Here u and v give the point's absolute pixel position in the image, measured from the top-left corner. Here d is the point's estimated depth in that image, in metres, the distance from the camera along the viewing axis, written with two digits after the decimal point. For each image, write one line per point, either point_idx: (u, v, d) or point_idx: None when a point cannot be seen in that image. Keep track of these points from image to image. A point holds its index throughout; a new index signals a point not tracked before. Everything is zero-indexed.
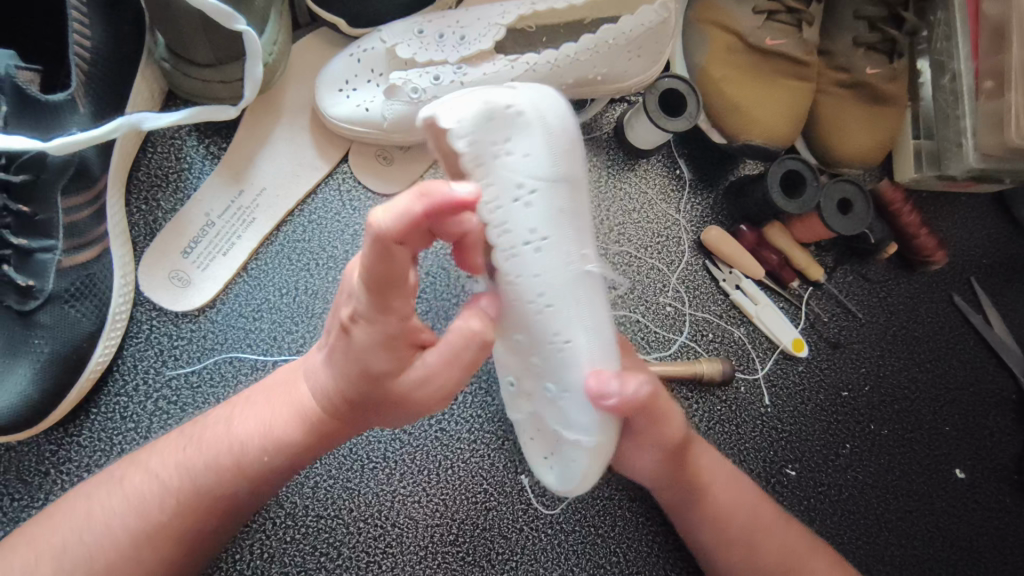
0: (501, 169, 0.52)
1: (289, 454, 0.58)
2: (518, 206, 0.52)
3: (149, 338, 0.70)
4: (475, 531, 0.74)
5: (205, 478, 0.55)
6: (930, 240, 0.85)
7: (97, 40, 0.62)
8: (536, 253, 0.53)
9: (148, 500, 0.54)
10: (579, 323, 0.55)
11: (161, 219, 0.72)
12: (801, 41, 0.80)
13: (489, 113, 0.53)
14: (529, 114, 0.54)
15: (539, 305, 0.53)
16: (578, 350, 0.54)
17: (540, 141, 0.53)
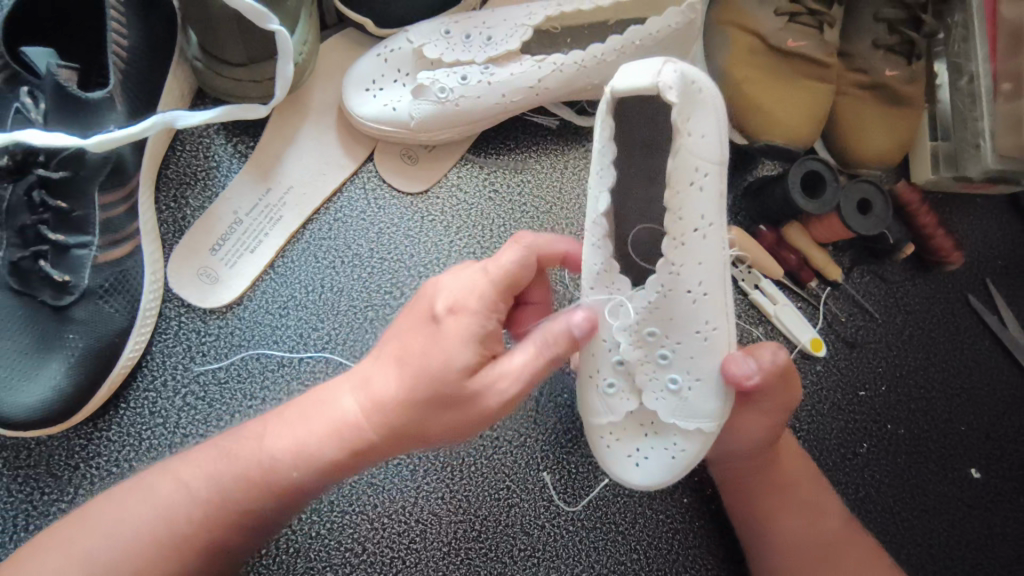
0: (687, 150, 0.55)
1: (315, 473, 0.55)
2: (707, 196, 0.57)
3: (177, 334, 0.70)
4: (498, 527, 0.74)
5: (232, 489, 0.55)
6: (946, 241, 0.85)
7: (134, 39, 0.63)
8: (703, 240, 0.57)
9: (175, 506, 0.55)
10: (720, 312, 0.60)
11: (190, 216, 0.73)
12: (822, 43, 0.81)
13: (683, 89, 0.54)
14: (699, 90, 0.56)
15: (693, 295, 0.58)
16: (721, 336, 0.60)
17: (708, 119, 0.56)
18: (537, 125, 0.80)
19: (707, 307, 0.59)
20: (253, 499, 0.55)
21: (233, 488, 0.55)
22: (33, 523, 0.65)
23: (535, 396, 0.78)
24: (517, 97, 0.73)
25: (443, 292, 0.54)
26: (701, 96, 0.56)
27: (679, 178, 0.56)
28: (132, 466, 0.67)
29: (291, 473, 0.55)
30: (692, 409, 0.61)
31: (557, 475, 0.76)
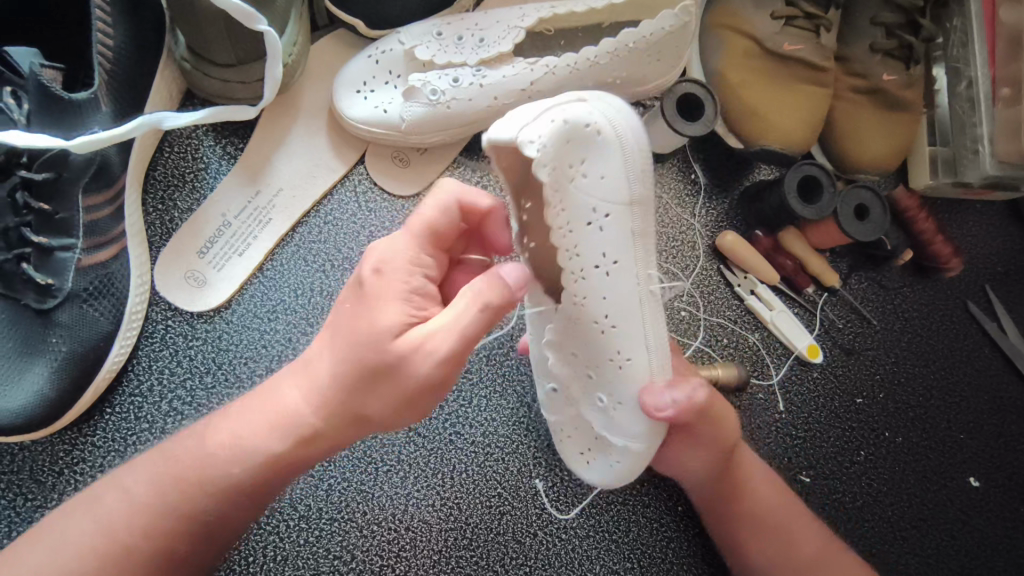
0: (573, 188, 0.54)
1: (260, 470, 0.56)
2: (608, 233, 0.55)
3: (164, 338, 0.69)
4: (489, 535, 0.73)
5: (171, 492, 0.56)
6: (945, 248, 0.84)
7: (120, 40, 0.62)
8: (605, 276, 0.56)
9: (116, 518, 0.55)
10: (640, 342, 0.58)
11: (178, 218, 0.72)
12: (818, 47, 0.80)
13: (564, 133, 0.52)
14: (570, 126, 0.53)
15: (600, 326, 0.57)
16: (637, 368, 0.58)
17: (613, 155, 0.53)
18: None
19: (620, 337, 0.57)
20: (199, 506, 0.56)
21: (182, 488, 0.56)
22: (15, 530, 0.64)
23: (528, 402, 0.77)
24: (509, 100, 0.72)
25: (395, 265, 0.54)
26: (591, 134, 0.53)
27: (571, 216, 0.54)
28: None
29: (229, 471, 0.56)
30: (620, 429, 0.60)
31: (549, 482, 0.75)
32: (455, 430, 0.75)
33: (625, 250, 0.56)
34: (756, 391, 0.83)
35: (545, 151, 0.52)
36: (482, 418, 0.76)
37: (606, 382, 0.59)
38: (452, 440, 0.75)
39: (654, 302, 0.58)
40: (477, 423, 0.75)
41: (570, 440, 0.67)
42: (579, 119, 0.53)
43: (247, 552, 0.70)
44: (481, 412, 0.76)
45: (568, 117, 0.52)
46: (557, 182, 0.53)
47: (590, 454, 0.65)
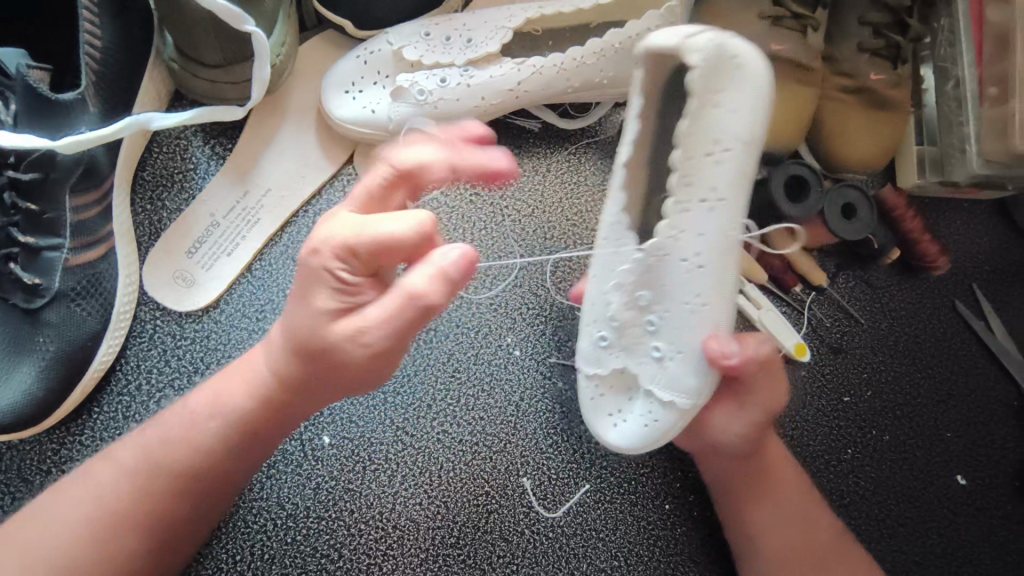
0: (710, 122, 0.58)
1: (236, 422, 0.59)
2: (733, 164, 0.59)
3: (152, 337, 0.70)
4: (476, 533, 0.74)
5: (160, 454, 0.58)
6: (932, 246, 0.85)
7: (108, 40, 0.62)
8: (708, 211, 0.59)
9: (104, 484, 0.58)
10: (706, 284, 0.60)
11: (166, 218, 0.72)
12: (805, 47, 0.80)
13: (716, 58, 0.57)
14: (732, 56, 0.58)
15: (688, 264, 0.60)
16: (708, 313, 0.61)
17: (730, 90, 0.58)
18: (519, 127, 0.80)
19: (709, 281, 0.60)
20: (178, 466, 0.58)
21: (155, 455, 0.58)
22: None
23: (515, 400, 0.77)
24: (497, 99, 0.72)
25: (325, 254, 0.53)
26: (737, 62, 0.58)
27: (696, 148, 0.59)
28: None
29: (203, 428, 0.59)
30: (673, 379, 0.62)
31: (536, 480, 0.75)
32: (443, 428, 0.76)
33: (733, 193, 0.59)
34: None
35: (702, 63, 0.57)
36: (470, 416, 0.76)
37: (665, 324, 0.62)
38: (440, 439, 0.75)
39: (738, 250, 0.61)
40: (465, 421, 0.76)
41: (605, 398, 0.67)
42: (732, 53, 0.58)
43: (236, 551, 0.70)
44: (469, 411, 0.76)
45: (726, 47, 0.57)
46: (705, 105, 0.58)
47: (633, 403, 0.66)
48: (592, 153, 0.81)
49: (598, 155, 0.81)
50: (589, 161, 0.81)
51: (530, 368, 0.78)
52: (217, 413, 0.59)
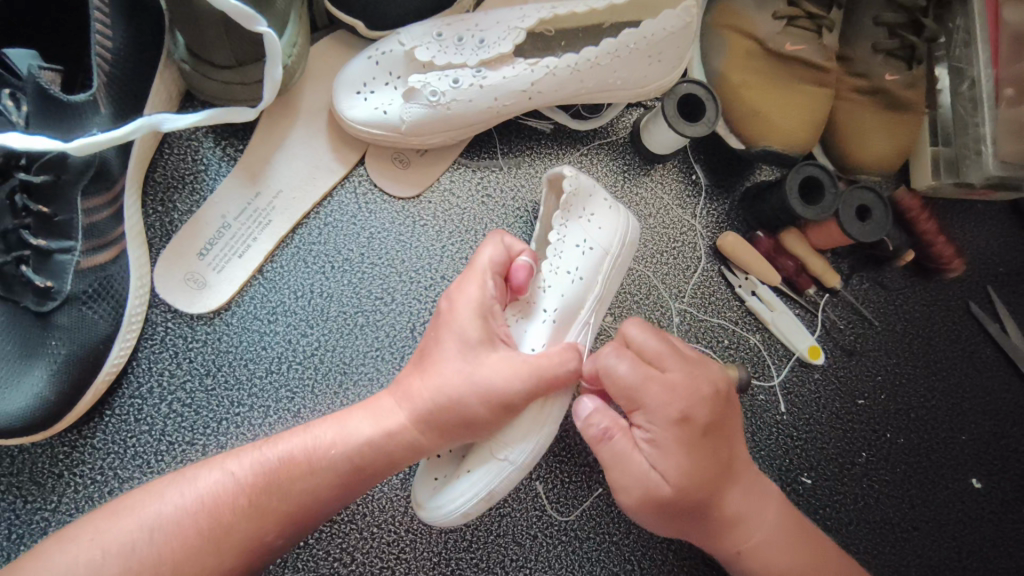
0: (579, 225, 0.70)
1: (353, 466, 0.56)
2: (588, 258, 0.69)
3: (164, 340, 0.69)
4: (490, 537, 0.73)
5: (279, 477, 0.54)
6: (947, 249, 0.84)
7: (118, 41, 0.62)
8: (571, 282, 0.68)
9: (216, 499, 0.52)
10: (544, 337, 0.67)
11: (177, 220, 0.71)
12: (820, 47, 0.79)
13: (582, 186, 0.70)
14: (621, 210, 0.72)
15: (546, 315, 0.67)
16: (541, 328, 0.67)
17: (588, 219, 0.70)
18: (531, 128, 0.81)
19: (558, 326, 0.67)
20: (287, 486, 0.54)
21: (275, 475, 0.54)
22: (15, 532, 0.64)
23: None
24: (510, 100, 0.72)
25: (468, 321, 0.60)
26: (598, 195, 0.71)
27: (575, 222, 0.70)
28: (117, 474, 0.66)
29: (329, 453, 0.56)
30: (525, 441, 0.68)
31: (547, 485, 0.75)
32: None
33: (593, 284, 0.69)
34: (758, 393, 0.83)
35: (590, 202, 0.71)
36: None
37: (544, 333, 0.67)
38: None
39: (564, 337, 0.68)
40: None
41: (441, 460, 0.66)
42: (589, 187, 0.70)
43: None
44: None
45: (582, 177, 0.70)
46: (566, 220, 0.70)
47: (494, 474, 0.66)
48: (605, 154, 0.83)
49: (611, 156, 0.83)
50: (607, 164, 0.83)
51: None
52: (342, 442, 0.57)
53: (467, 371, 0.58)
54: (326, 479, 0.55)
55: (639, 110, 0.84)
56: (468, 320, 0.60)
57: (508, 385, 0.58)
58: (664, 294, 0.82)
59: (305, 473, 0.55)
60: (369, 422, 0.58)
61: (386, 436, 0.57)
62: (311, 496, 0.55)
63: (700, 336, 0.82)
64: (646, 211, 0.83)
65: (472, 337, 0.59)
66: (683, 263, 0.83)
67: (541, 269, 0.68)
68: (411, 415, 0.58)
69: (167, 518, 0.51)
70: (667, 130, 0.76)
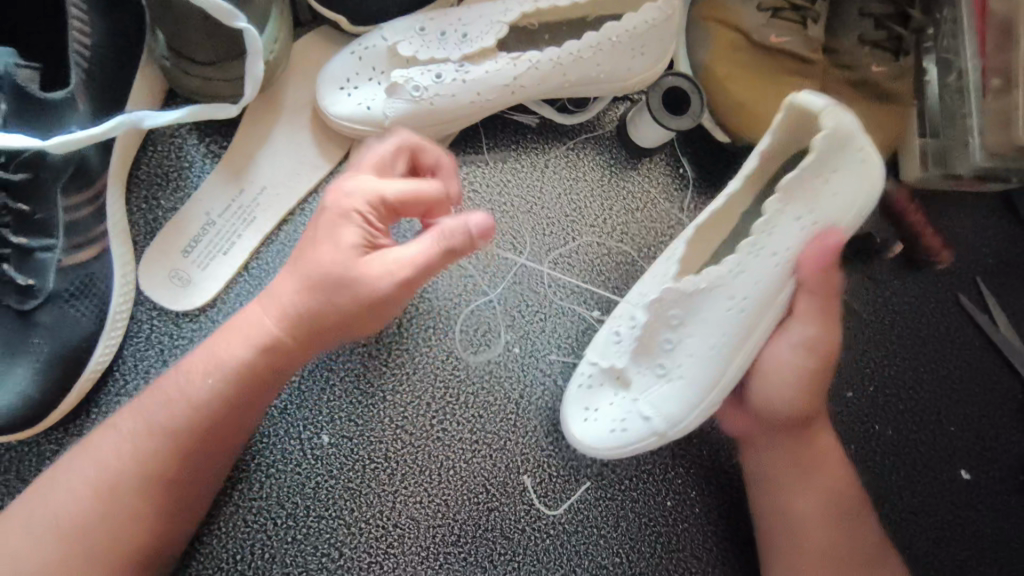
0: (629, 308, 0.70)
1: (223, 380, 0.59)
2: (804, 234, 0.65)
3: (149, 338, 0.69)
4: (477, 531, 0.73)
5: (159, 432, 0.58)
6: (935, 241, 0.84)
7: (97, 39, 0.62)
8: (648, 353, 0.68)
9: (115, 457, 0.58)
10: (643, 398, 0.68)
11: (162, 218, 0.71)
12: (807, 39, 0.79)
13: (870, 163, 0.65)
14: (873, 165, 0.65)
15: (734, 303, 0.66)
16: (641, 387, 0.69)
17: (805, 202, 0.65)
18: (516, 123, 0.81)
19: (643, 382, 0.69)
20: (168, 425, 0.59)
21: (156, 426, 0.58)
22: None
23: (515, 398, 0.76)
24: (493, 95, 0.72)
25: (359, 197, 0.59)
26: (851, 147, 0.64)
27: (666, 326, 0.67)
28: None
29: (202, 385, 0.59)
30: (673, 414, 0.67)
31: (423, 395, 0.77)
32: (443, 427, 0.75)
33: (748, 319, 0.67)
34: None
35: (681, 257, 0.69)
36: (469, 415, 0.75)
37: (694, 323, 0.67)
38: (440, 437, 0.74)
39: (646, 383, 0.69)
40: (465, 420, 0.75)
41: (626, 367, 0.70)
42: (849, 130, 0.64)
43: (236, 550, 0.69)
44: (467, 409, 0.75)
45: (843, 124, 0.63)
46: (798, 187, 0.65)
47: (631, 442, 0.68)
48: (591, 147, 0.82)
49: (598, 150, 0.82)
50: (593, 157, 0.82)
51: (529, 366, 0.77)
52: (214, 368, 0.59)
53: (342, 256, 0.58)
54: (208, 417, 0.59)
55: (625, 104, 0.83)
56: (348, 228, 0.58)
57: (377, 283, 0.57)
58: None
59: (184, 408, 0.59)
60: (240, 344, 0.60)
61: (258, 338, 0.60)
62: (192, 435, 0.59)
63: None
64: (633, 205, 0.82)
65: (347, 232, 0.58)
66: None
67: (742, 245, 0.66)
68: (280, 324, 0.60)
69: (72, 494, 0.57)
70: (652, 124, 0.76)
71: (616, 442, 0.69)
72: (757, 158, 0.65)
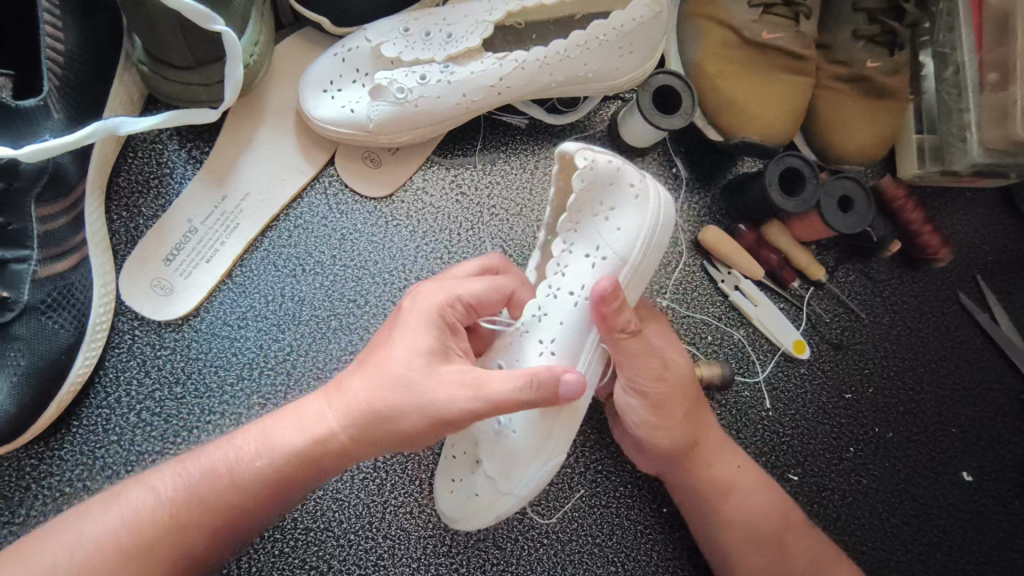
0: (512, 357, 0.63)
1: (285, 470, 0.53)
2: (597, 271, 0.63)
3: (131, 348, 0.68)
4: (469, 542, 0.72)
5: (202, 492, 0.52)
6: (934, 238, 0.82)
7: (71, 43, 0.60)
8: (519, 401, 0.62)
9: (140, 514, 0.51)
10: (512, 456, 0.62)
11: (143, 225, 0.70)
12: (798, 35, 0.77)
13: (603, 175, 0.63)
14: (649, 200, 0.64)
15: (543, 348, 0.62)
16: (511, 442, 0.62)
17: (622, 213, 0.63)
18: (505, 124, 0.79)
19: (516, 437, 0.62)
20: (218, 504, 0.52)
21: (197, 492, 0.52)
22: None
23: None
24: (479, 96, 0.70)
25: (442, 295, 0.60)
26: (621, 182, 0.63)
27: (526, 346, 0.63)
28: (85, 486, 0.65)
29: (256, 463, 0.53)
30: (511, 469, 0.62)
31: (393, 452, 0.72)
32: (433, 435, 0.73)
33: (573, 351, 0.63)
34: (743, 388, 0.81)
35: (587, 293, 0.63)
36: None
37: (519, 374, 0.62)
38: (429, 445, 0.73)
39: (514, 441, 0.62)
40: None
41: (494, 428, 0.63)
42: (615, 167, 0.63)
43: (222, 565, 0.68)
44: None
45: (599, 163, 0.62)
46: (579, 223, 0.64)
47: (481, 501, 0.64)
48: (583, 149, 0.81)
49: (589, 150, 0.81)
50: None
51: None
52: (265, 452, 0.53)
53: (416, 356, 0.54)
54: (246, 497, 0.52)
55: (616, 103, 0.82)
56: (421, 327, 0.56)
57: (441, 400, 0.52)
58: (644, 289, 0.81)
59: (228, 487, 0.52)
60: (299, 427, 0.54)
61: (317, 437, 0.53)
62: (231, 506, 0.52)
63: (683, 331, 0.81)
64: None
65: (417, 314, 0.58)
66: (663, 259, 0.82)
67: (539, 289, 0.63)
68: (343, 419, 0.53)
69: (87, 543, 0.49)
70: (643, 124, 0.75)
71: (476, 506, 0.64)
72: (587, 181, 0.62)
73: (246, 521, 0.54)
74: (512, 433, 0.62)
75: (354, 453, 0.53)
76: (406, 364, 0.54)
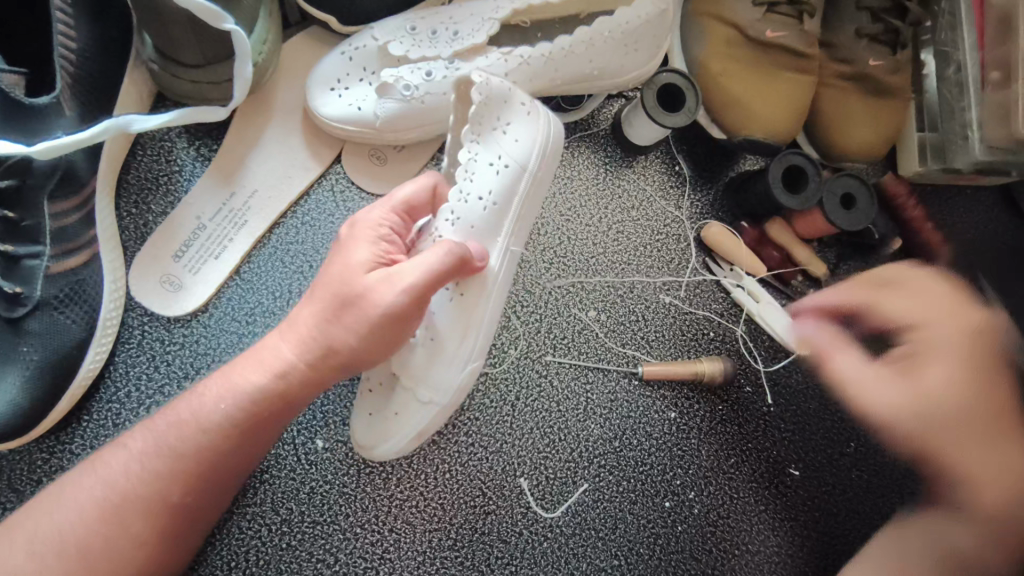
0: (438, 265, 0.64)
1: (251, 410, 0.56)
2: (501, 178, 0.66)
3: (141, 344, 0.69)
4: (474, 535, 0.72)
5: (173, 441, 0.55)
6: (934, 235, 0.85)
7: (82, 41, 0.61)
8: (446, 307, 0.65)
9: (117, 472, 0.54)
10: (440, 369, 0.65)
11: (152, 222, 0.71)
12: (802, 34, 0.78)
13: (495, 89, 0.65)
14: (538, 115, 0.68)
15: None
16: (438, 349, 0.65)
17: (516, 125, 0.67)
18: None
19: (436, 343, 0.65)
20: (187, 454, 0.55)
21: (168, 444, 0.55)
22: None
23: (510, 400, 0.76)
24: None
25: (376, 211, 0.60)
26: (514, 99, 0.67)
27: None
28: None
29: (216, 408, 0.55)
30: (433, 381, 0.65)
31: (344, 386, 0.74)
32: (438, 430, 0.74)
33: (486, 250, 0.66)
34: (747, 384, 0.81)
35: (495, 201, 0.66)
36: (464, 418, 0.75)
37: None
38: (434, 440, 0.74)
39: (439, 349, 0.65)
40: (460, 422, 0.75)
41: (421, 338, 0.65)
42: (507, 86, 0.66)
43: (229, 555, 0.69)
44: (463, 413, 0.75)
45: (493, 81, 0.65)
46: (480, 135, 0.66)
47: (401, 419, 0.65)
48: (587, 146, 0.82)
49: (593, 149, 0.82)
50: (588, 155, 0.82)
51: (526, 367, 0.77)
52: (228, 393, 0.56)
53: (347, 273, 0.56)
54: (214, 450, 0.55)
55: (620, 101, 0.83)
56: (359, 244, 0.58)
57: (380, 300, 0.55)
58: (648, 285, 0.81)
59: (195, 432, 0.55)
60: (258, 371, 0.57)
61: (281, 372, 0.57)
62: (209, 452, 0.55)
63: (683, 328, 0.81)
64: (630, 203, 0.83)
65: (352, 235, 0.59)
66: (667, 256, 0.82)
67: (450, 197, 0.64)
68: (299, 352, 0.57)
69: (75, 502, 0.53)
70: (648, 121, 0.75)
71: (392, 425, 0.66)
72: (483, 92, 0.64)
73: (221, 473, 0.57)
74: (441, 343, 0.65)
75: (309, 379, 0.57)
76: (343, 278, 0.56)
